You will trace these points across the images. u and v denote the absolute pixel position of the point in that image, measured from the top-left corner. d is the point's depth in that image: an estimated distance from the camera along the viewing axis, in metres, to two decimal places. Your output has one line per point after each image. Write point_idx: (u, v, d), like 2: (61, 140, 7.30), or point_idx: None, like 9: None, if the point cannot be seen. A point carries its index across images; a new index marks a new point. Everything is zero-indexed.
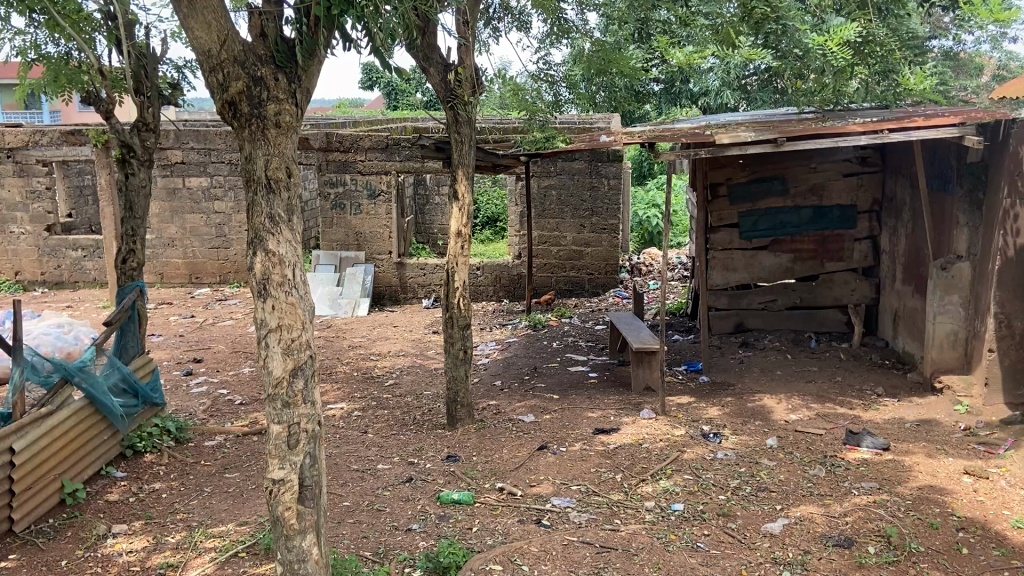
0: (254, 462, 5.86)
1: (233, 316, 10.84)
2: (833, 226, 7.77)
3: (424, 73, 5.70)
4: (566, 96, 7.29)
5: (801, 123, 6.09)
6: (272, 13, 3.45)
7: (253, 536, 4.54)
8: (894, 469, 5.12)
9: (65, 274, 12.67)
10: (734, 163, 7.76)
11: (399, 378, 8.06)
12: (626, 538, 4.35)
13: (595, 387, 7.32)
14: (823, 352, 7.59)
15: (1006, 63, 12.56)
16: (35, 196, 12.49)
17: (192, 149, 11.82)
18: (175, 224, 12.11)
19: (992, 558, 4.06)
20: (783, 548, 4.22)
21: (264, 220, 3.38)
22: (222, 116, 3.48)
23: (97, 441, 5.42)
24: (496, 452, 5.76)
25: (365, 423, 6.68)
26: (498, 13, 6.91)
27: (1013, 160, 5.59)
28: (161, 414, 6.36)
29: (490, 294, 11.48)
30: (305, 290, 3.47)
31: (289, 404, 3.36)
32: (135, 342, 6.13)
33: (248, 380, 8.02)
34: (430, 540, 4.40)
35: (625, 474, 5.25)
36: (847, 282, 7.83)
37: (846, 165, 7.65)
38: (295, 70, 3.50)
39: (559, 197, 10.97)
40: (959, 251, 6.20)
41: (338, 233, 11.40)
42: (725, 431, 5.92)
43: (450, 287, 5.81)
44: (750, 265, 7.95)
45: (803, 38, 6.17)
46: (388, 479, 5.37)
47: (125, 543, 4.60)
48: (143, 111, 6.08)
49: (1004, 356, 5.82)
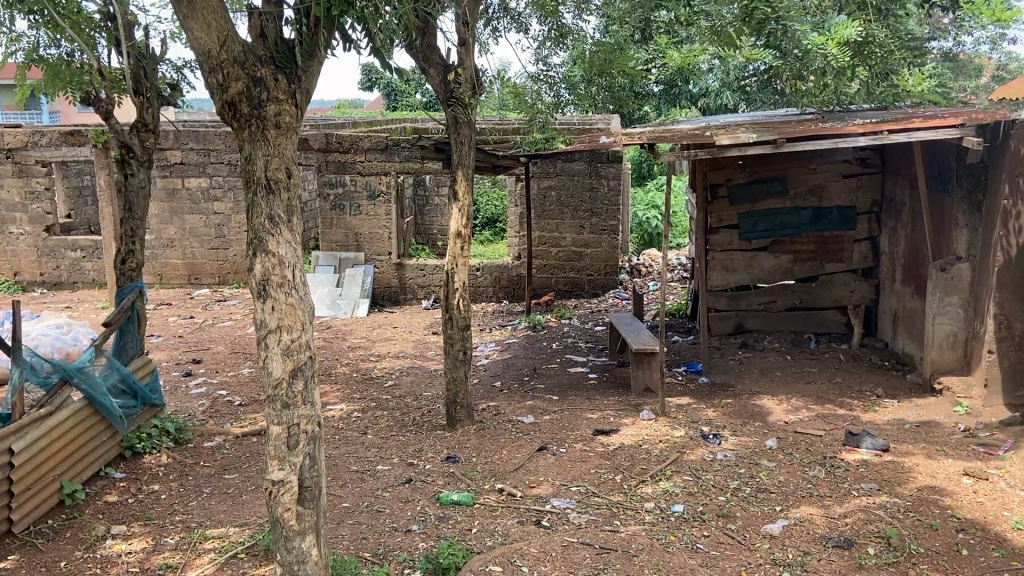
0: (253, 462, 5.86)
1: (232, 317, 10.83)
2: (832, 226, 7.77)
3: (424, 74, 5.70)
4: (566, 97, 7.28)
5: (801, 124, 6.09)
6: (272, 14, 3.48)
7: (253, 537, 4.54)
8: (894, 470, 5.12)
9: (64, 275, 12.66)
10: (734, 164, 7.76)
11: (399, 379, 8.06)
12: (625, 539, 4.35)
13: (594, 387, 7.32)
14: (823, 353, 7.59)
15: (1005, 64, 12.58)
16: (35, 197, 12.48)
17: (192, 150, 11.82)
18: (175, 224, 12.10)
19: (992, 559, 4.06)
20: (783, 549, 4.22)
21: (264, 220, 3.37)
22: (222, 116, 3.47)
23: (96, 442, 5.42)
24: (496, 453, 5.76)
25: (365, 424, 6.68)
26: (497, 14, 6.91)
27: (1014, 161, 5.59)
28: (161, 415, 6.36)
29: (489, 294, 11.48)
30: (306, 290, 3.46)
31: (289, 405, 3.36)
32: (134, 343, 6.12)
33: (247, 381, 8.02)
34: (429, 541, 4.40)
35: (625, 475, 5.25)
36: (847, 283, 7.83)
37: (845, 166, 7.65)
38: (294, 70, 3.51)
39: (559, 197, 10.98)
40: (959, 252, 6.21)
41: (337, 234, 11.41)
42: (725, 432, 5.93)
43: (450, 288, 5.80)
44: (749, 266, 7.95)
45: (802, 39, 6.18)
46: (388, 480, 5.36)
47: (124, 543, 4.60)
48: (143, 112, 6.09)
49: (1004, 357, 5.82)
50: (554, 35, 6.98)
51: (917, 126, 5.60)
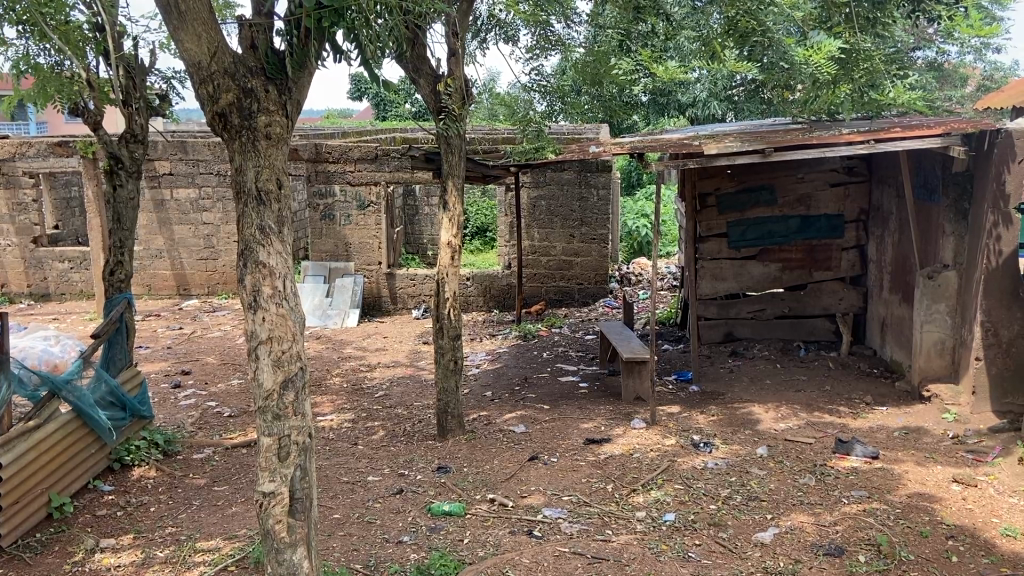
0: (243, 474, 5.83)
1: (221, 328, 10.78)
2: (820, 235, 7.83)
3: (414, 84, 5.73)
4: (557, 108, 7.43)
5: (788, 132, 6.15)
6: (262, 26, 3.51)
7: (244, 549, 4.49)
8: (885, 478, 5.15)
9: (51, 286, 12.57)
10: (722, 173, 7.83)
11: (389, 390, 8.01)
12: (617, 548, 4.35)
13: (585, 397, 7.33)
14: (812, 360, 7.63)
15: (990, 74, 12.79)
16: (22, 208, 12.39)
17: (181, 161, 11.78)
18: (163, 235, 12.06)
19: (982, 566, 4.08)
20: (774, 557, 4.23)
21: (255, 231, 3.37)
22: (213, 127, 3.48)
23: (85, 454, 5.39)
24: (488, 463, 5.74)
25: (356, 435, 6.66)
26: (487, 25, 6.95)
27: (999, 169, 5.65)
28: (149, 427, 6.30)
29: (480, 303, 11.50)
30: (296, 301, 3.46)
31: (280, 416, 3.35)
32: (124, 354, 6.04)
33: (237, 393, 7.97)
34: (421, 552, 4.38)
35: (617, 485, 5.25)
36: (835, 291, 7.89)
37: (833, 175, 7.72)
38: (284, 82, 3.52)
39: (548, 207, 11.01)
40: (946, 260, 6.25)
41: (327, 244, 11.41)
42: (716, 441, 5.94)
43: (441, 299, 5.78)
44: (739, 275, 8.01)
45: (789, 51, 6.35)
46: (380, 491, 5.35)
47: (113, 557, 4.55)
48: (132, 123, 6.06)
49: (991, 365, 5.87)
50: (542, 45, 7.06)
51: (905, 135, 5.64)
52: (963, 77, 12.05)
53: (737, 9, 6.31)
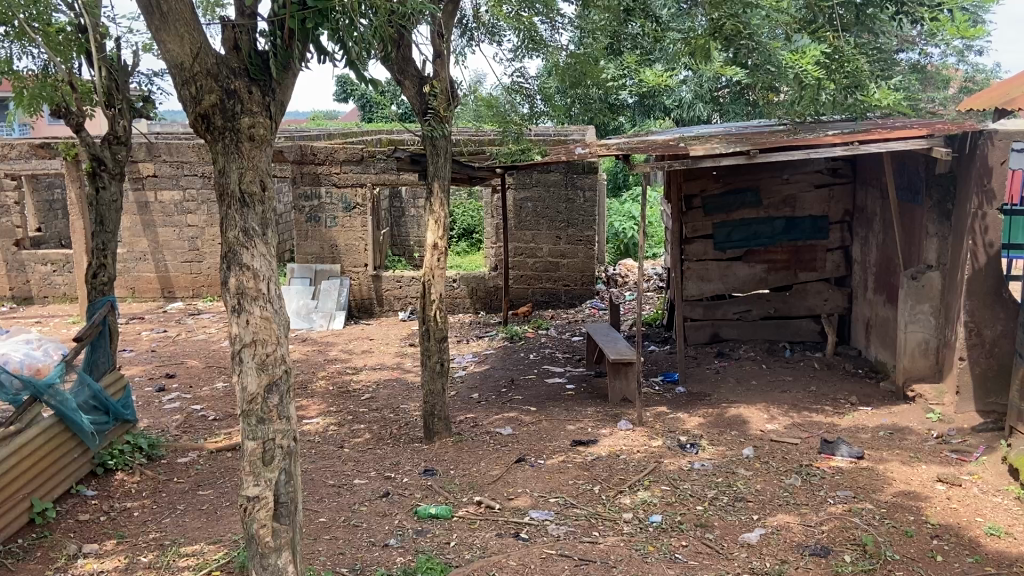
0: (227, 479, 5.77)
1: (206, 331, 10.71)
2: (805, 235, 7.86)
3: (400, 86, 5.71)
4: (541, 109, 7.24)
5: (773, 135, 6.16)
6: (245, 27, 3.47)
7: (229, 553, 4.46)
8: (869, 478, 5.17)
9: (33, 289, 12.43)
10: (708, 174, 7.84)
11: (376, 393, 7.99)
12: (604, 550, 4.34)
13: (571, 398, 7.33)
14: (798, 361, 7.66)
15: (972, 75, 12.93)
16: (4, 210, 12.28)
17: (164, 163, 11.71)
18: (147, 237, 11.96)
19: (966, 565, 4.11)
20: (761, 558, 4.24)
21: (238, 233, 3.35)
22: (195, 128, 3.44)
23: (67, 459, 5.33)
24: (474, 465, 5.72)
25: (343, 438, 6.61)
26: (473, 26, 6.98)
27: (981, 171, 5.71)
28: (133, 431, 6.25)
29: (466, 305, 11.48)
30: (280, 304, 3.44)
31: (264, 420, 3.32)
32: (107, 357, 5.97)
33: (222, 396, 7.91)
34: (407, 555, 4.35)
35: (604, 486, 5.25)
36: (820, 292, 7.94)
37: (817, 176, 7.76)
38: (268, 83, 3.50)
39: (535, 208, 11.01)
40: (929, 261, 6.29)
41: (313, 246, 11.30)
42: (702, 442, 5.96)
43: (427, 300, 5.77)
44: (725, 276, 8.04)
45: (772, 53, 6.31)
46: (366, 495, 5.32)
47: (96, 563, 4.50)
48: (115, 124, 6.03)
49: (974, 365, 5.92)
50: (529, 46, 6.94)
51: (889, 136, 5.67)
52: (946, 79, 12.18)
53: (720, 11, 6.24)
